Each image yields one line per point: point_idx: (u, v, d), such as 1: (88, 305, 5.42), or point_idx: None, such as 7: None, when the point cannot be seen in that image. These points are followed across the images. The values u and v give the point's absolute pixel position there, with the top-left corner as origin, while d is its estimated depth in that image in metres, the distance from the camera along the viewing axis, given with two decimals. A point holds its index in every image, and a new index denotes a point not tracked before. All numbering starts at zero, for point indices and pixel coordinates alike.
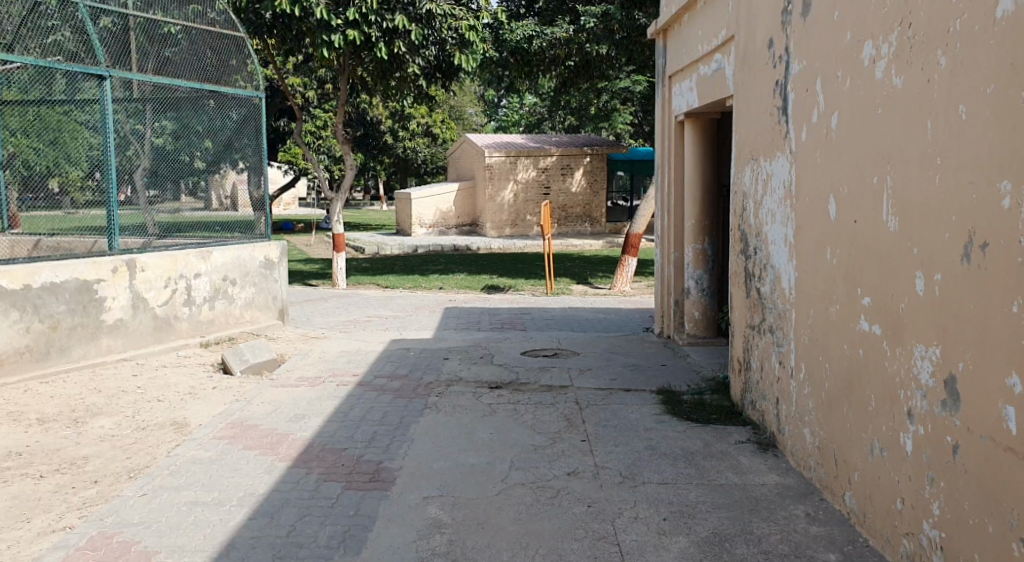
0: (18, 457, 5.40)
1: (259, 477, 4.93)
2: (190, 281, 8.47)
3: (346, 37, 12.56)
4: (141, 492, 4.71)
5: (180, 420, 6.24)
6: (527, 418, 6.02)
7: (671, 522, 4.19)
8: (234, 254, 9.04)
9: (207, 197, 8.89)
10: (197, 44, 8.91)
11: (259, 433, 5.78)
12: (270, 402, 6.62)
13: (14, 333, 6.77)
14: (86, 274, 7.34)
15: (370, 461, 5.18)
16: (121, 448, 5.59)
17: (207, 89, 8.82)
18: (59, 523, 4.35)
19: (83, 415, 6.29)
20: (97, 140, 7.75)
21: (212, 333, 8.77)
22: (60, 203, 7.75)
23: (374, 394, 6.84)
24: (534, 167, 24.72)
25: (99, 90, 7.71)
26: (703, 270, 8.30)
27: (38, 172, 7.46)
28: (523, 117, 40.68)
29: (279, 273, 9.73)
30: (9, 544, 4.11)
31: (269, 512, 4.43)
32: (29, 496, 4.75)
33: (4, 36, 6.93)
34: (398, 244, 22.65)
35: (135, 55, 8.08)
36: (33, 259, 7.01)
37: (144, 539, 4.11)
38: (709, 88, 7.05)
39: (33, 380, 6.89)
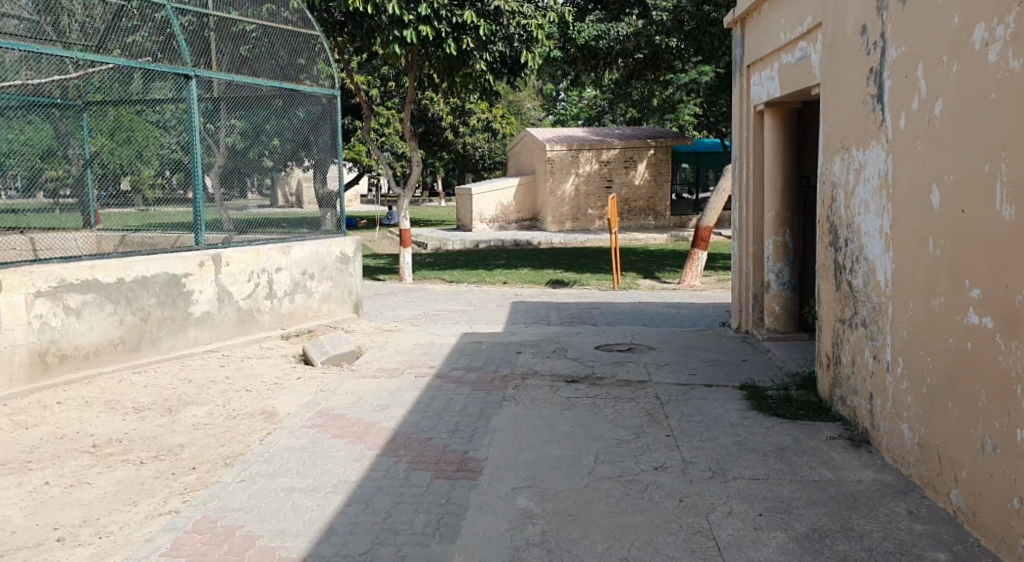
0: (119, 443, 5.67)
1: (351, 465, 5.05)
2: (272, 275, 8.65)
3: (418, 33, 12.64)
4: (240, 479, 4.89)
5: (270, 408, 6.41)
6: (609, 413, 5.99)
7: (767, 517, 4.13)
8: (312, 249, 9.21)
9: (273, 194, 9.01)
10: (275, 43, 9.12)
11: (346, 423, 5.89)
12: (353, 393, 6.73)
13: (109, 326, 7.03)
14: (176, 268, 7.59)
15: (456, 451, 5.23)
16: (215, 436, 5.80)
17: (283, 87, 8.99)
18: (165, 507, 4.60)
19: (177, 403, 6.50)
20: (174, 140, 7.99)
21: (292, 326, 8.93)
22: (133, 202, 8.09)
23: (453, 386, 6.89)
24: (596, 160, 24.55)
25: (185, 89, 7.95)
26: (784, 263, 8.04)
27: (112, 170, 7.71)
28: (583, 110, 40.53)
29: (355, 267, 9.87)
30: (121, 525, 4.41)
31: (365, 500, 4.55)
32: (131, 481, 5.03)
33: (90, 40, 7.45)
34: (461, 239, 22.80)
35: (214, 55, 8.30)
36: (125, 254, 7.28)
37: (247, 523, 4.32)
38: (794, 77, 6.87)
39: (127, 369, 7.16)
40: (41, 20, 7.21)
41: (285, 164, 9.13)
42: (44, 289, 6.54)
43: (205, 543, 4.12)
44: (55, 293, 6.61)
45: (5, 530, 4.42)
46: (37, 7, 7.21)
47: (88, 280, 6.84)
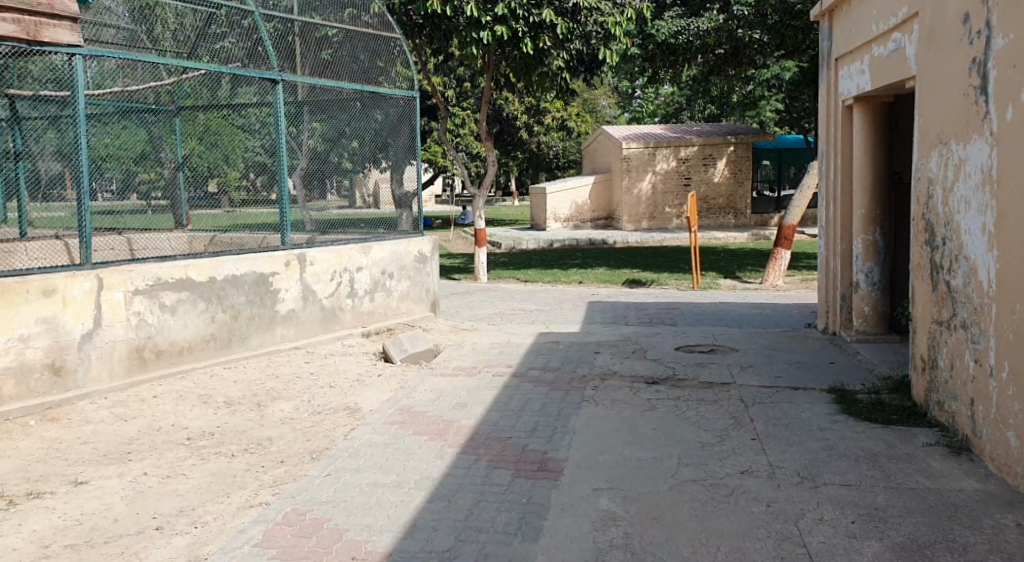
0: (212, 436, 5.87)
1: (432, 463, 5.09)
2: (353, 274, 8.78)
3: (495, 33, 12.67)
4: (326, 473, 4.99)
5: (352, 405, 6.52)
6: (691, 414, 5.88)
7: (861, 525, 3.99)
8: (391, 249, 9.32)
9: (351, 196, 9.12)
10: (356, 47, 9.26)
11: (427, 420, 5.94)
12: (433, 390, 6.78)
13: (201, 323, 7.24)
14: (264, 267, 7.77)
15: (536, 450, 5.21)
16: (301, 431, 5.93)
17: (364, 89, 9.12)
18: (257, 498, 4.76)
19: (265, 398, 6.67)
20: (259, 143, 8.17)
21: (372, 324, 9.04)
22: (222, 203, 8.32)
23: (531, 386, 6.88)
24: (674, 157, 24.23)
25: (272, 93, 8.10)
26: (874, 263, 7.78)
27: (201, 172, 8.05)
28: (660, 107, 40.05)
29: (433, 267, 9.94)
30: (215, 516, 4.56)
31: (447, 496, 4.58)
32: (224, 472, 5.21)
33: (183, 48, 7.60)
34: (536, 239, 22.82)
35: (299, 59, 8.47)
36: (217, 254, 7.49)
37: (335, 517, 4.40)
38: (886, 70, 6.65)
39: (218, 364, 7.36)
40: (137, 28, 7.49)
41: (364, 165, 9.26)
42: (141, 287, 6.78)
43: (296, 534, 4.21)
44: (151, 292, 6.85)
45: (107, 518, 4.60)
46: (133, 16, 7.49)
47: (181, 278, 7.07)
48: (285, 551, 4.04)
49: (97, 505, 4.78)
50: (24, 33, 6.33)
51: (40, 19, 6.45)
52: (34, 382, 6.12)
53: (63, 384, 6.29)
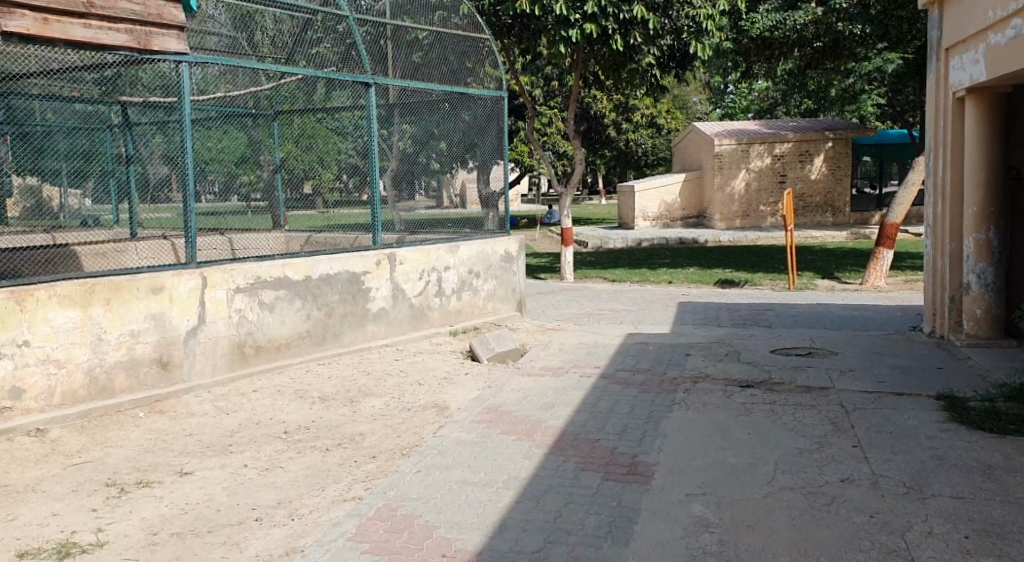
0: (308, 430, 5.97)
1: (520, 462, 5.03)
2: (441, 273, 8.81)
3: (584, 31, 12.54)
4: (416, 469, 5.00)
5: (440, 403, 6.53)
6: (788, 420, 5.66)
7: (977, 541, 3.75)
8: (479, 248, 9.32)
9: (439, 195, 9.17)
10: (446, 48, 9.30)
11: (514, 419, 5.89)
12: (520, 390, 6.73)
13: (298, 320, 7.38)
14: (356, 266, 7.87)
15: (626, 453, 5.10)
16: (391, 427, 5.97)
17: (452, 91, 9.16)
18: (350, 493, 4.83)
19: (357, 394, 6.75)
20: (351, 146, 8.30)
21: (460, 323, 9.06)
22: (316, 204, 8.55)
23: (621, 387, 6.76)
24: (769, 154, 23.63)
25: (365, 96, 8.22)
26: (987, 263, 7.38)
27: (298, 173, 8.36)
28: (754, 103, 39.09)
29: (519, 266, 9.90)
30: (311, 509, 4.65)
31: (535, 496, 4.52)
32: (319, 467, 5.29)
33: (281, 53, 7.86)
34: (624, 238, 22.60)
35: (390, 62, 8.56)
36: (313, 253, 7.62)
37: (425, 513, 4.40)
38: (1004, 58, 6.27)
39: (313, 360, 7.49)
40: (238, 35, 7.53)
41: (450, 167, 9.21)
42: (242, 286, 6.95)
43: (387, 530, 4.23)
44: (251, 290, 7.00)
45: (209, 508, 4.73)
46: (235, 23, 7.51)
47: (279, 277, 7.21)
48: (377, 546, 4.06)
49: (200, 495, 4.92)
50: (134, 43, 6.49)
51: (149, 28, 6.61)
52: (142, 376, 6.34)
53: (170, 378, 6.50)
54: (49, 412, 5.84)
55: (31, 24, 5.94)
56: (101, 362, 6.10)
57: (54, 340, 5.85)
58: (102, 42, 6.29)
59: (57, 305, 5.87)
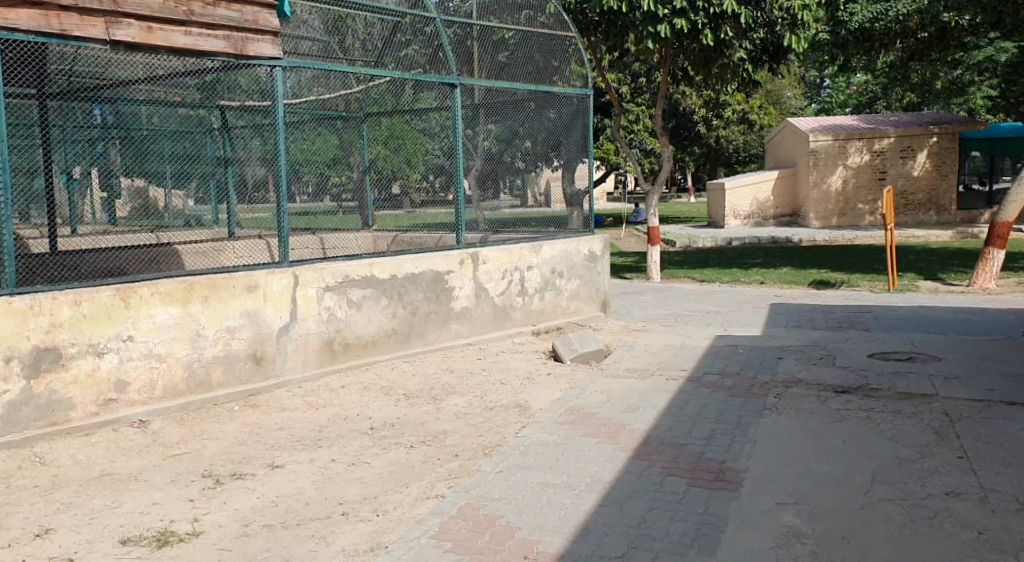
0: (392, 427, 6.05)
1: (603, 465, 4.99)
2: (524, 272, 8.81)
3: (673, 26, 12.34)
4: (498, 469, 5.01)
5: (523, 403, 6.52)
6: (886, 428, 5.45)
7: None
8: (562, 248, 9.28)
9: (523, 194, 9.16)
10: (533, 47, 9.30)
11: (598, 421, 5.84)
12: (604, 391, 6.67)
13: (383, 318, 7.49)
14: (440, 266, 7.93)
15: (714, 459, 4.99)
16: (475, 426, 6.01)
17: (539, 89, 9.15)
18: (433, 491, 4.87)
19: (441, 393, 6.81)
20: (432, 146, 8.36)
21: (543, 323, 9.05)
22: (402, 204, 8.64)
23: (708, 390, 6.62)
24: (868, 150, 22.87)
25: (450, 97, 8.28)
26: None
27: (387, 174, 8.56)
28: (851, 97, 37.83)
29: (604, 266, 9.83)
30: (395, 505, 4.71)
31: (618, 500, 4.47)
32: (404, 463, 5.36)
33: (371, 56, 8.13)
34: (712, 237, 22.22)
35: (476, 62, 8.60)
36: (397, 253, 7.71)
37: (506, 514, 4.40)
38: None
39: (398, 358, 7.59)
40: (331, 39, 7.90)
41: (535, 165, 9.22)
42: (331, 284, 7.09)
43: (470, 530, 4.25)
44: (340, 288, 7.14)
45: (299, 501, 4.84)
46: (327, 28, 7.84)
47: (366, 276, 7.33)
48: (460, 545, 4.09)
49: (291, 488, 5.03)
50: (231, 49, 6.74)
51: (245, 34, 6.84)
52: (238, 370, 6.54)
53: (263, 373, 6.69)
54: (151, 404, 6.08)
55: (136, 33, 6.22)
56: (199, 356, 6.32)
57: (155, 335, 6.09)
58: (202, 48, 6.58)
59: (159, 301, 6.11)
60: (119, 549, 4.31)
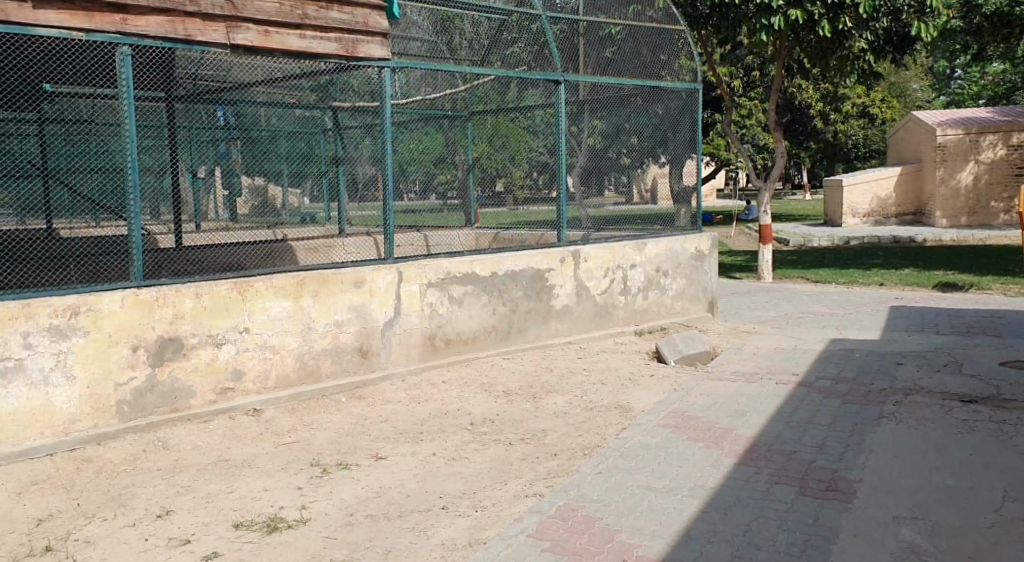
0: (492, 423, 6.08)
1: (708, 471, 4.89)
2: (626, 271, 8.70)
3: (788, 17, 11.94)
4: (598, 470, 4.98)
5: (625, 403, 6.44)
6: (1018, 442, 5.12)
7: None
8: (668, 245, 9.11)
9: (629, 191, 9.06)
10: (641, 41, 9.14)
11: (703, 425, 5.71)
12: (710, 394, 6.52)
13: (484, 314, 7.54)
14: (540, 263, 7.92)
15: (825, 467, 4.82)
16: (575, 425, 5.97)
17: (646, 85, 9.01)
18: (531, 489, 4.86)
19: (541, 391, 6.80)
20: (537, 143, 8.40)
21: (647, 322, 8.92)
22: (506, 202, 8.68)
23: (820, 396, 6.37)
24: (1003, 144, 21.52)
25: (554, 93, 8.26)
26: None
27: (490, 173, 8.53)
28: (983, 88, 35.73)
29: (711, 265, 9.60)
30: (494, 502, 4.73)
31: (722, 508, 4.39)
32: (503, 460, 5.37)
33: (478, 55, 8.17)
34: (828, 236, 21.40)
35: (582, 57, 8.53)
36: (498, 250, 7.74)
37: (606, 516, 4.37)
38: None
39: (498, 355, 7.63)
40: (438, 40, 7.89)
41: (641, 163, 9.14)
42: (433, 280, 7.18)
43: (568, 530, 4.23)
44: (442, 284, 7.22)
45: (401, 493, 4.92)
46: (435, 28, 7.84)
47: (467, 273, 7.39)
48: (558, 545, 4.08)
49: (393, 479, 5.13)
50: (343, 51, 6.89)
51: (356, 36, 6.99)
52: (345, 363, 6.71)
53: (370, 365, 6.85)
54: (264, 393, 6.30)
55: (254, 36, 6.44)
56: (309, 348, 6.51)
57: (269, 327, 6.31)
58: (316, 51, 6.74)
59: (273, 294, 6.31)
60: (232, 533, 4.48)
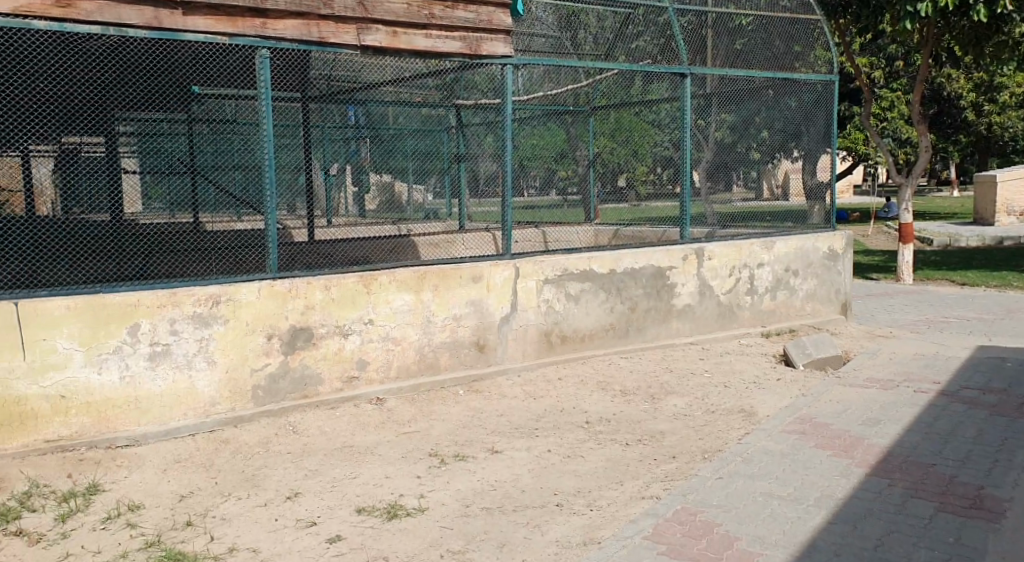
0: (609, 422, 6.03)
1: (837, 480, 4.75)
2: (753, 271, 8.42)
3: (937, 3, 11.21)
4: (718, 475, 4.89)
5: (748, 408, 6.24)
6: None
7: None
8: (798, 244, 8.75)
9: (758, 187, 8.89)
10: (773, 32, 8.81)
11: (832, 433, 5.50)
12: (841, 401, 6.25)
13: (602, 312, 7.47)
14: (662, 261, 7.78)
15: (969, 484, 4.64)
16: (695, 428, 5.83)
17: (777, 77, 8.65)
18: (648, 491, 4.78)
19: (660, 391, 6.68)
20: (663, 138, 8.16)
21: (774, 323, 8.62)
22: (628, 198, 8.64)
23: (962, 407, 5.98)
24: None
25: (680, 87, 7.97)
26: None
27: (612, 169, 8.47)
28: None
29: (845, 265, 9.17)
30: (610, 502, 4.68)
31: (851, 520, 4.27)
32: (620, 460, 5.32)
33: (601, 48, 8.09)
34: (978, 235, 20.06)
35: (710, 50, 8.30)
36: (618, 247, 7.66)
37: (725, 522, 4.28)
38: None
39: (616, 354, 7.56)
40: (563, 35, 7.98)
41: (773, 157, 8.86)
42: (550, 277, 7.17)
43: (686, 534, 4.16)
44: (559, 281, 7.21)
45: (516, 488, 4.95)
46: (559, 24, 7.95)
47: (585, 270, 7.35)
48: (674, 550, 4.00)
49: (509, 474, 5.16)
50: (467, 49, 6.99)
51: (480, 35, 7.08)
52: (462, 356, 6.80)
53: (486, 360, 6.92)
54: (387, 383, 6.48)
55: (383, 37, 6.66)
56: (429, 341, 6.64)
57: (392, 319, 6.47)
58: (441, 50, 6.89)
59: (395, 288, 6.47)
60: (354, 517, 4.62)
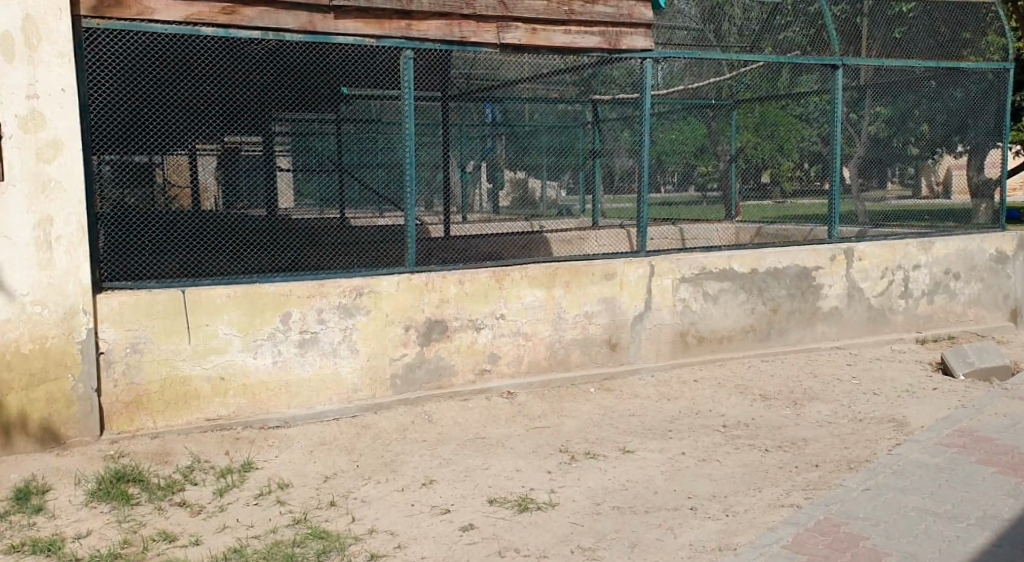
0: (747, 427, 5.84)
1: (1002, 500, 4.44)
2: (908, 272, 7.92)
3: None
4: (865, 487, 4.64)
5: (900, 418, 5.88)
6: None
7: None
8: (960, 245, 8.15)
9: (915, 183, 8.42)
10: (937, 18, 8.27)
11: (998, 449, 5.15)
12: (1008, 414, 5.82)
13: (741, 313, 7.24)
14: (807, 260, 7.45)
15: None
16: (840, 437, 5.56)
17: (940, 68, 8.08)
18: (787, 499, 4.60)
19: (802, 397, 6.41)
20: (811, 131, 7.91)
21: (931, 329, 8.08)
22: (772, 194, 8.79)
23: None
24: None
25: (830, 80, 7.47)
26: None
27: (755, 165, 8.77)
28: None
29: (1015, 268, 8.50)
30: (746, 508, 4.53)
31: (1017, 543, 3.98)
32: (758, 466, 5.14)
33: (747, 39, 7.90)
34: None
35: (865, 38, 7.86)
36: (761, 245, 7.41)
37: (872, 536, 4.06)
38: None
39: (757, 357, 7.29)
40: (706, 27, 7.78)
41: (933, 152, 8.41)
42: (687, 276, 7.01)
43: (828, 546, 3.97)
44: (696, 280, 7.04)
45: (649, 488, 4.88)
46: (703, 16, 7.75)
47: (724, 269, 7.14)
48: None
49: (641, 474, 5.09)
50: (605, 44, 6.95)
51: (619, 28, 7.00)
52: (594, 354, 6.77)
53: (619, 358, 6.85)
54: (518, 376, 6.54)
55: (523, 35, 6.69)
56: (560, 337, 6.65)
57: (524, 315, 6.52)
58: (580, 46, 6.88)
59: (527, 284, 6.51)
60: (487, 507, 4.68)
